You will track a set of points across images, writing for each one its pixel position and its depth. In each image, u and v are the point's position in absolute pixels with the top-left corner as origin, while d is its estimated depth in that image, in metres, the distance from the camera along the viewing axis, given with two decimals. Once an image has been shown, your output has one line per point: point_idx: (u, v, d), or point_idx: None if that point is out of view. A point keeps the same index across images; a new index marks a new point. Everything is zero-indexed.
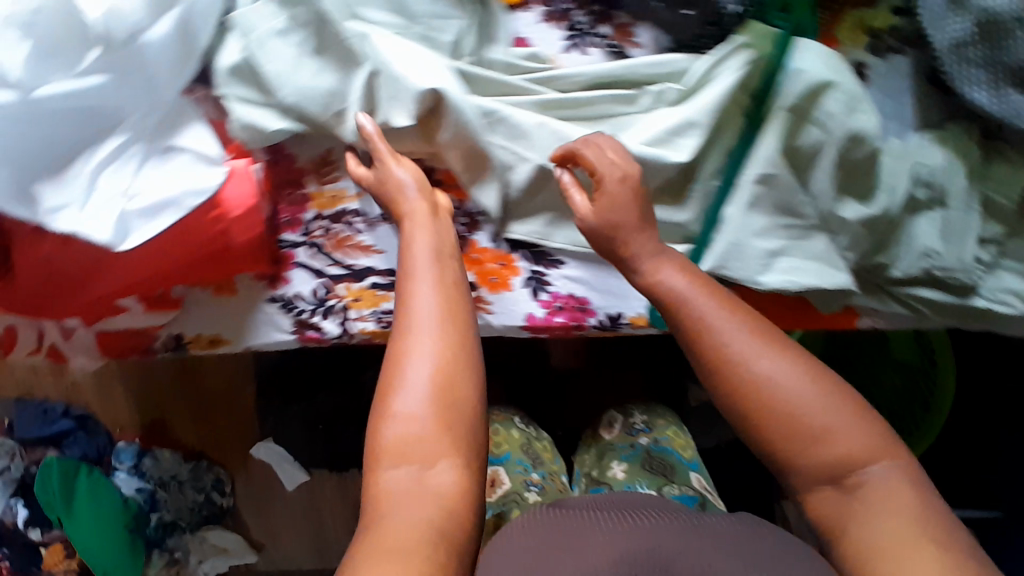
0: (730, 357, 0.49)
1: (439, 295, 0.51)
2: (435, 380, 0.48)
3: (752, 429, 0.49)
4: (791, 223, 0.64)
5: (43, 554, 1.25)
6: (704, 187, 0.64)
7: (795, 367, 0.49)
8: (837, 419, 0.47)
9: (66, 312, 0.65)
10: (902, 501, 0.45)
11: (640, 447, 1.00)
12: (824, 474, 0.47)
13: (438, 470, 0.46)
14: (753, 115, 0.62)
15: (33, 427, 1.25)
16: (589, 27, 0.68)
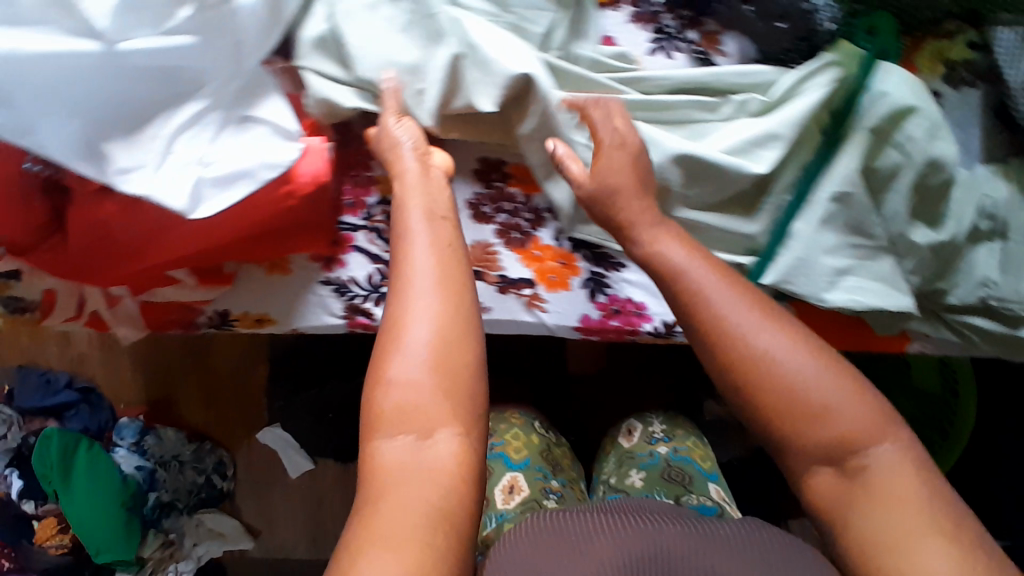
0: (730, 331, 0.47)
1: (435, 256, 0.48)
2: (434, 342, 0.44)
3: (752, 408, 0.46)
4: (861, 243, 0.64)
5: (36, 528, 1.20)
6: (777, 200, 0.64)
7: (796, 343, 0.46)
8: (840, 396, 0.45)
9: (113, 279, 0.62)
10: (908, 486, 0.43)
11: (659, 456, 0.96)
12: (823, 456, 0.45)
13: (439, 437, 0.43)
14: (833, 133, 0.62)
15: (34, 397, 1.23)
16: (677, 31, 0.68)
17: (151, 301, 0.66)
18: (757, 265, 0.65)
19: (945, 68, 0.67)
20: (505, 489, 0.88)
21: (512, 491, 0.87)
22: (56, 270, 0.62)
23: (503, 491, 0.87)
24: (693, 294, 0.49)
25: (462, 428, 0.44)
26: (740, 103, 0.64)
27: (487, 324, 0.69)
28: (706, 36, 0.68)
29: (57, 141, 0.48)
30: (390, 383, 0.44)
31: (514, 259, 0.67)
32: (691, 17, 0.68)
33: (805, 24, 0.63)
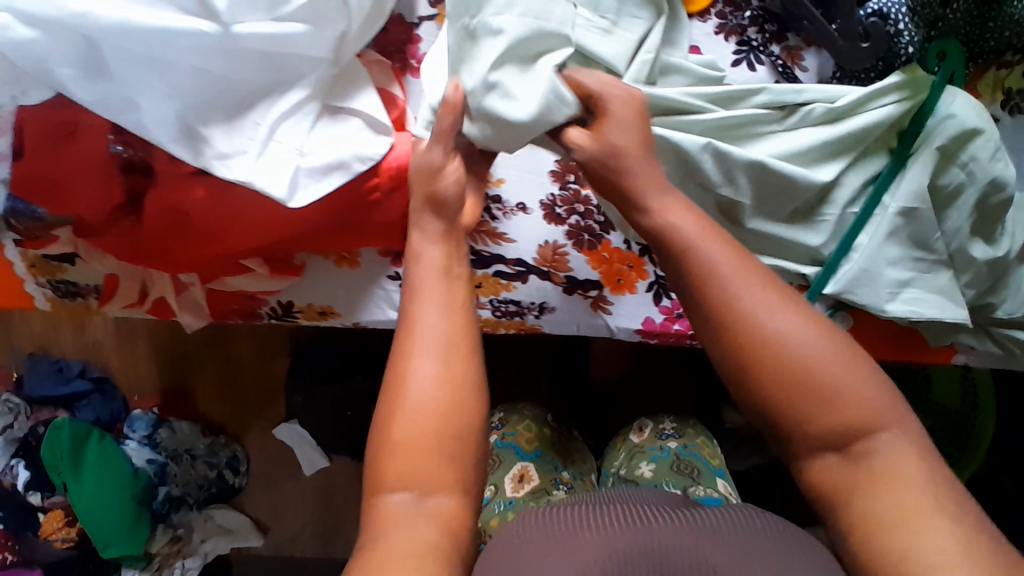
0: (743, 309, 0.44)
1: (448, 315, 0.46)
2: (437, 399, 0.44)
3: (761, 391, 0.43)
4: (923, 256, 0.66)
5: (41, 520, 1.17)
6: (847, 212, 0.66)
7: (809, 324, 0.44)
8: (847, 378, 0.42)
9: (184, 267, 0.62)
10: (911, 475, 0.41)
11: (669, 449, 0.91)
12: (826, 439, 0.42)
13: (439, 498, 0.43)
14: (899, 151, 0.65)
15: (44, 385, 1.21)
16: (762, 44, 0.70)
17: (217, 290, 0.66)
18: (820, 276, 0.67)
19: (1004, 96, 0.70)
20: (513, 478, 0.84)
21: (522, 480, 0.84)
22: (122, 252, 0.60)
23: (512, 480, 0.84)
24: (702, 269, 0.46)
25: (461, 486, 0.44)
26: (815, 118, 0.64)
27: (549, 324, 0.71)
28: (787, 52, 0.71)
29: (161, 120, 0.48)
30: (394, 439, 0.43)
31: (582, 262, 0.68)
32: (775, 31, 0.71)
33: (888, 45, 0.64)
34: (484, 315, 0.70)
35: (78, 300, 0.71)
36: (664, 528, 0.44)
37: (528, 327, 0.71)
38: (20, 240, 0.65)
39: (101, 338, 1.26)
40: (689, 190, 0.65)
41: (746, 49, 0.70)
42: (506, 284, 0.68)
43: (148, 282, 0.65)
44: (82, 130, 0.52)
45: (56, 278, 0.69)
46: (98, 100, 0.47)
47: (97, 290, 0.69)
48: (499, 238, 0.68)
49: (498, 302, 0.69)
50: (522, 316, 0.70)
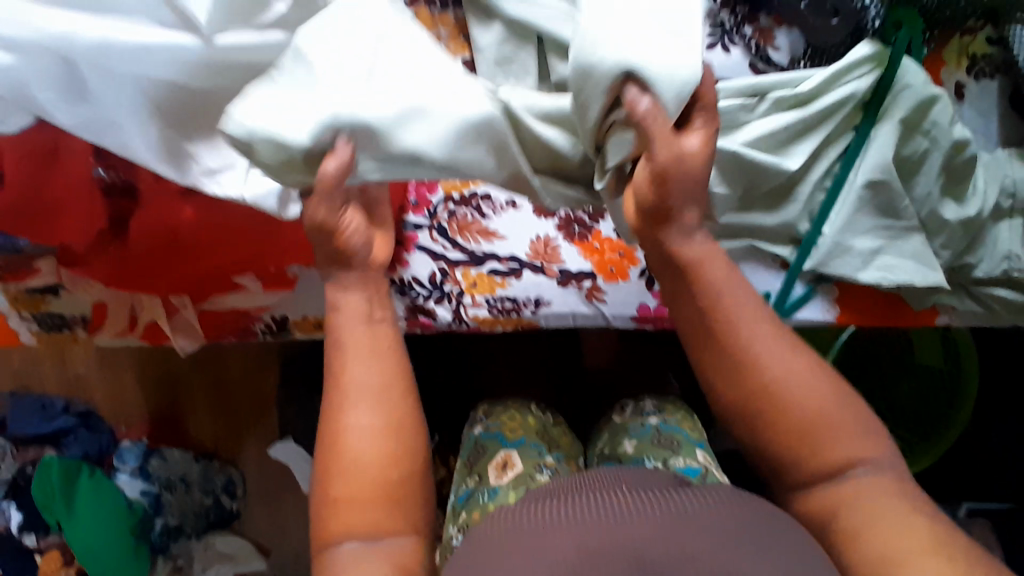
0: (754, 357, 0.52)
1: (376, 374, 0.55)
2: (377, 450, 0.53)
3: (771, 427, 0.51)
4: (892, 224, 0.69)
5: (37, 562, 1.16)
6: (817, 186, 0.68)
7: (806, 369, 0.52)
8: (839, 418, 0.51)
9: (177, 287, 0.61)
10: (892, 500, 0.48)
11: (649, 426, 0.90)
12: (826, 468, 0.50)
13: (390, 539, 0.52)
14: (864, 125, 0.67)
15: (29, 422, 1.18)
16: (734, 26, 0.71)
17: (210, 310, 0.65)
18: (798, 256, 0.69)
19: (968, 62, 0.73)
20: (496, 466, 0.85)
21: (506, 466, 0.84)
22: (110, 280, 0.59)
23: (496, 467, 0.85)
24: (713, 309, 0.53)
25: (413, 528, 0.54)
26: (782, 104, 0.66)
27: (546, 318, 0.70)
28: (758, 32, 0.72)
29: (143, 134, 0.49)
30: (337, 498, 0.53)
31: (574, 252, 0.69)
32: (748, 12, 0.72)
33: (855, 21, 0.67)
34: (479, 314, 0.69)
35: (65, 331, 0.69)
36: (649, 523, 0.44)
37: (525, 323, 0.71)
38: None
39: (83, 374, 1.25)
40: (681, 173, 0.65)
41: (721, 31, 0.72)
42: (501, 281, 0.69)
43: (137, 305, 0.63)
44: (64, 153, 0.51)
45: (41, 311, 0.67)
46: (81, 121, 0.48)
47: (84, 319, 0.67)
48: (490, 235, 0.70)
49: (494, 300, 0.69)
50: (518, 312, 0.69)
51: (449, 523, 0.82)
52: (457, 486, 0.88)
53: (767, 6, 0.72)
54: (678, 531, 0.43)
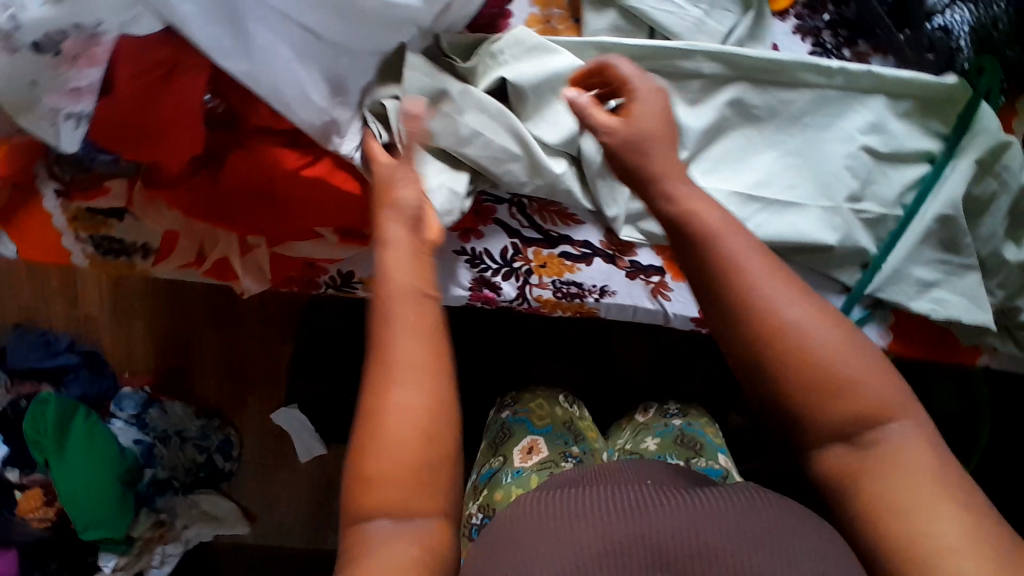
0: (760, 301, 0.44)
1: (421, 328, 0.43)
2: (417, 425, 0.42)
3: (774, 385, 0.44)
4: (950, 258, 0.70)
5: (17, 498, 1.11)
6: (890, 216, 0.69)
7: (819, 310, 0.44)
8: (864, 372, 0.43)
9: (254, 230, 0.59)
10: (930, 469, 0.42)
11: (673, 426, 0.89)
12: (838, 427, 0.43)
13: (424, 521, 0.42)
14: (936, 158, 0.69)
15: (29, 357, 1.15)
16: (835, 47, 0.70)
17: (282, 256, 0.64)
18: (861, 281, 0.70)
19: None
20: (522, 450, 0.84)
21: (531, 451, 0.84)
22: (192, 211, 0.58)
23: (521, 451, 0.84)
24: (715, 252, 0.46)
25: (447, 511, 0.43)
26: (849, 98, 0.67)
27: (607, 308, 0.71)
28: (857, 56, 0.70)
29: (267, 64, 0.49)
30: (367, 470, 0.42)
31: (648, 247, 0.69)
32: (847, 36, 0.71)
33: (949, 58, 0.68)
34: (543, 295, 0.69)
35: (122, 259, 0.67)
36: (674, 515, 0.43)
37: (586, 309, 0.71)
38: (62, 189, 0.61)
39: (94, 315, 1.20)
40: (765, 176, 0.66)
41: (821, 51, 0.70)
42: (570, 265, 0.68)
43: (206, 243, 0.63)
44: (181, 71, 0.49)
45: (100, 234, 0.65)
46: (214, 40, 0.47)
47: (145, 249, 0.66)
48: (567, 218, 0.69)
49: (560, 283, 0.69)
50: (582, 298, 0.70)
51: (469, 500, 0.84)
52: (480, 465, 0.88)
53: (869, 32, 0.71)
54: (702, 526, 0.42)
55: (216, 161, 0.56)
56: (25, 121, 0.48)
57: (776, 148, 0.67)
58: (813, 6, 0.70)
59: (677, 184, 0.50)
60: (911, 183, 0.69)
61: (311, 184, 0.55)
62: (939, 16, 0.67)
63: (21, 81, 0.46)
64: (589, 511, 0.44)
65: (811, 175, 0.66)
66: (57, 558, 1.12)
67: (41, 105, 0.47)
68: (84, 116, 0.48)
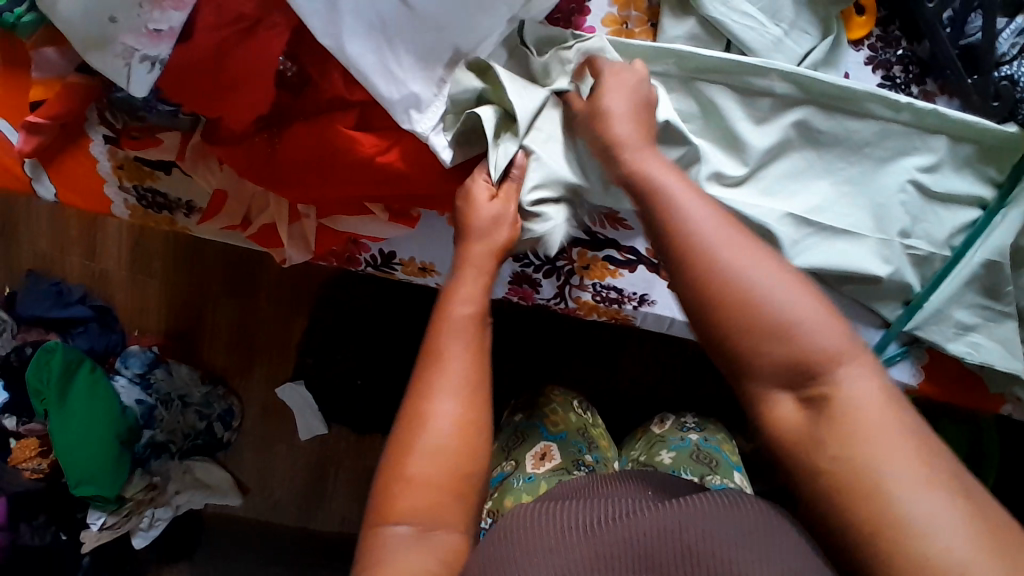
0: (699, 249, 0.45)
1: (468, 361, 0.50)
2: (450, 444, 0.47)
3: (724, 340, 0.44)
4: (991, 304, 0.68)
5: (12, 447, 1.10)
6: (937, 255, 0.67)
7: (761, 261, 0.45)
8: (804, 316, 0.43)
9: (307, 198, 0.59)
10: (880, 418, 0.40)
11: (690, 441, 0.87)
12: (781, 378, 0.43)
13: (446, 533, 0.45)
14: (993, 206, 0.66)
15: (40, 306, 1.14)
16: (904, 84, 0.68)
17: (327, 228, 0.63)
18: (901, 317, 0.69)
19: None
20: (535, 456, 0.80)
21: (543, 458, 0.80)
22: (245, 171, 0.56)
23: (533, 457, 0.80)
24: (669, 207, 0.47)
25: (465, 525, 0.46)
26: (914, 134, 0.66)
27: (644, 317, 0.70)
28: (922, 96, 0.68)
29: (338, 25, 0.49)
30: (406, 477, 0.46)
31: None
32: (917, 75, 0.68)
33: (1012, 109, 0.65)
34: (584, 298, 0.69)
35: (164, 213, 0.67)
36: (662, 516, 0.42)
37: (622, 316, 0.71)
38: (113, 136, 0.60)
39: (110, 270, 1.19)
40: (821, 202, 0.66)
41: (889, 86, 0.68)
42: (613, 271, 0.67)
43: (253, 208, 0.62)
44: (265, 29, 0.49)
45: (145, 186, 0.64)
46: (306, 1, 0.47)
47: (189, 206, 0.66)
48: (617, 222, 0.66)
49: (600, 287, 0.69)
50: (620, 304, 0.69)
51: None
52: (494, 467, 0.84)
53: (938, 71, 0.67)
54: (678, 527, 0.41)
55: (279, 123, 0.55)
56: (94, 60, 0.48)
57: (834, 174, 0.66)
58: (888, 39, 0.68)
59: (632, 154, 0.52)
60: (962, 225, 0.67)
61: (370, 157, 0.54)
62: (1007, 66, 0.64)
63: (98, 17, 0.46)
64: (579, 524, 0.44)
65: (865, 204, 0.66)
66: (45, 511, 1.11)
67: (117, 44, 0.47)
68: (160, 61, 0.48)
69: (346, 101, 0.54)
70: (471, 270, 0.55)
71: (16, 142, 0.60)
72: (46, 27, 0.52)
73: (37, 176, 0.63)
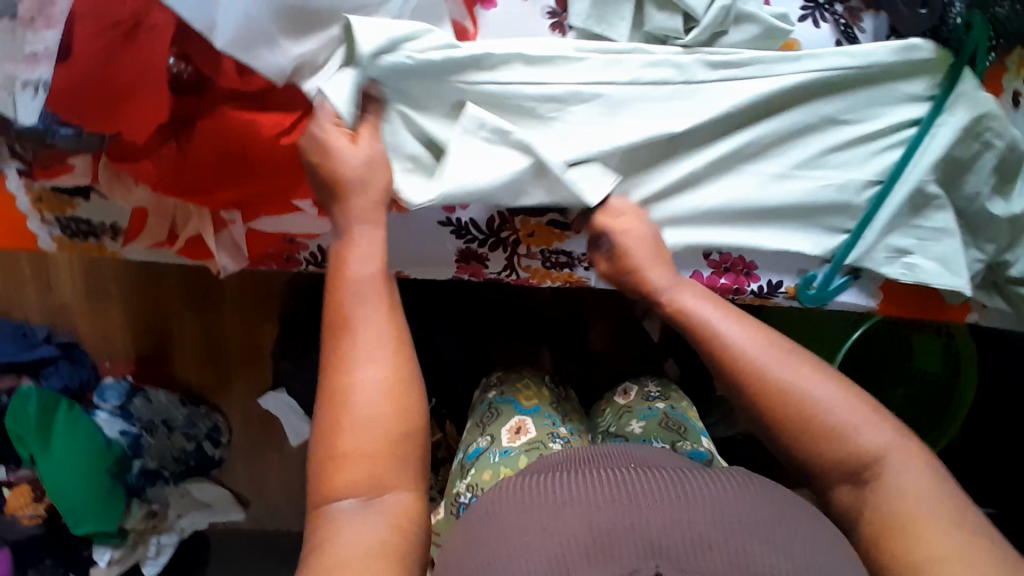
0: (749, 366, 0.53)
1: (387, 321, 0.50)
2: (384, 412, 0.47)
3: (776, 432, 0.52)
4: (926, 223, 0.66)
5: (5, 496, 1.07)
6: (873, 178, 0.64)
7: (811, 374, 0.53)
8: (854, 420, 0.51)
9: (225, 203, 0.57)
10: (921, 494, 0.48)
11: (658, 409, 0.78)
12: (842, 472, 0.50)
13: (393, 495, 0.46)
14: (926, 120, 0.63)
15: (6, 351, 1.09)
16: (827, 2, 0.66)
17: (258, 232, 0.62)
18: (844, 248, 0.67)
19: None
20: (510, 430, 0.74)
21: (519, 431, 0.74)
22: (157, 182, 0.54)
23: (509, 431, 0.74)
24: (714, 335, 0.55)
25: (412, 483, 0.47)
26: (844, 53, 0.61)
27: (598, 275, 0.69)
28: (847, 13, 0.66)
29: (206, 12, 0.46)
30: (343, 449, 0.46)
31: None
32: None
33: (942, 14, 0.62)
34: (531, 266, 0.69)
35: (90, 241, 0.65)
36: (663, 508, 0.41)
37: (576, 279, 0.70)
38: (26, 169, 0.58)
39: (70, 304, 1.16)
40: (758, 128, 0.62)
41: (811, 6, 0.66)
42: (559, 235, 0.66)
43: (178, 220, 0.60)
44: (145, 32, 0.47)
45: (67, 215, 0.63)
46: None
47: (114, 229, 0.64)
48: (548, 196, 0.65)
49: (548, 253, 0.68)
50: (571, 267, 0.69)
51: (455, 480, 0.74)
52: (466, 444, 0.77)
53: None
54: (651, 509, 0.41)
55: (179, 127, 0.53)
56: None
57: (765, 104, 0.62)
58: None
59: (652, 270, 0.60)
60: (894, 139, 0.64)
61: (277, 149, 0.53)
62: None
63: None
64: (579, 499, 0.42)
65: (797, 125, 0.63)
66: (51, 554, 1.10)
67: None
68: (42, 85, 0.47)
69: (238, 93, 0.53)
70: (361, 253, 0.52)
71: None
72: None
73: None
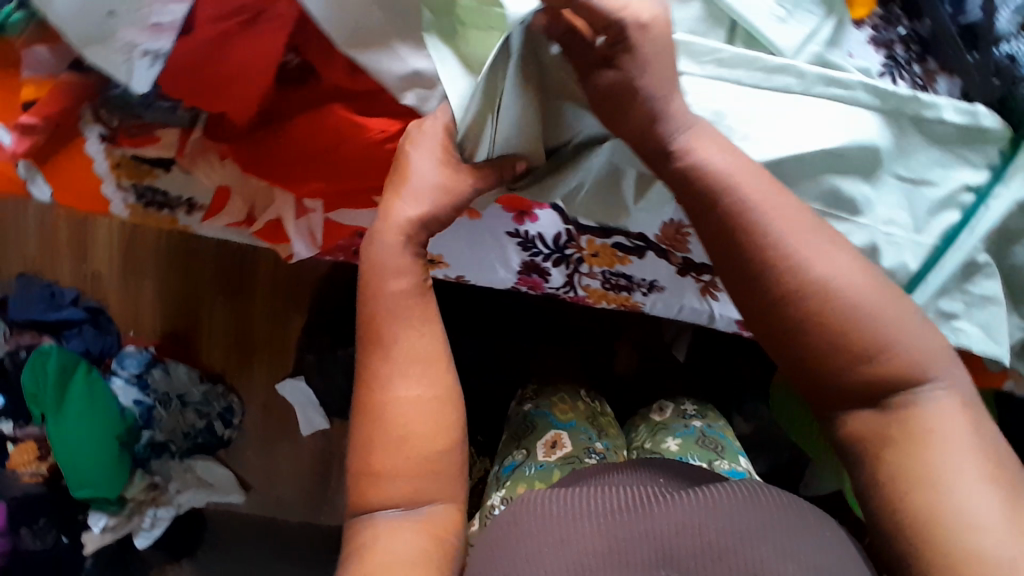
0: (788, 256, 0.45)
1: (419, 339, 0.49)
2: (420, 427, 0.47)
3: (795, 342, 0.45)
4: (973, 291, 0.68)
5: (8, 451, 1.08)
6: (926, 241, 0.66)
7: (852, 268, 0.45)
8: (893, 332, 0.44)
9: (308, 190, 0.57)
10: (956, 429, 0.43)
11: (695, 427, 0.80)
12: (864, 392, 0.44)
13: (429, 509, 0.47)
14: (984, 191, 0.65)
15: (33, 309, 1.10)
16: (907, 62, 0.67)
17: (333, 223, 0.64)
18: None
19: None
20: (545, 443, 0.75)
21: (555, 445, 0.75)
22: (250, 166, 0.56)
23: (544, 445, 0.75)
24: (748, 222, 0.46)
25: (449, 495, 0.48)
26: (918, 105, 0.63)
27: (653, 302, 0.72)
28: (925, 75, 0.67)
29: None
30: (376, 466, 0.47)
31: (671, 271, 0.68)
32: (918, 53, 0.68)
33: (1012, 86, 0.65)
34: (592, 284, 0.71)
35: (163, 212, 0.68)
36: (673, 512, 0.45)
37: (631, 301, 0.73)
38: (108, 134, 0.58)
39: (102, 272, 1.14)
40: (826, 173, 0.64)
41: (892, 64, 0.67)
42: (622, 257, 0.67)
43: (256, 205, 0.62)
44: (264, 21, 0.47)
45: (143, 184, 0.64)
46: None
47: (190, 204, 0.67)
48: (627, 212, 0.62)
49: (609, 274, 0.69)
50: (629, 290, 0.71)
51: (490, 491, 0.73)
52: (501, 457, 0.78)
53: (938, 50, 0.67)
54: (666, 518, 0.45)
55: (276, 112, 0.53)
56: (94, 54, 0.45)
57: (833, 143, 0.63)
58: (889, 18, 0.68)
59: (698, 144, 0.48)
60: (951, 204, 0.66)
61: (361, 149, 0.53)
62: (1007, 43, 0.64)
63: (96, 10, 0.43)
64: (597, 514, 0.46)
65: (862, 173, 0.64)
66: (44, 515, 1.11)
67: (117, 38, 0.45)
68: (161, 55, 0.46)
69: (344, 90, 0.51)
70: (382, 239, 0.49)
71: (7, 143, 0.57)
72: (36, 25, 0.51)
73: (32, 176, 0.61)
